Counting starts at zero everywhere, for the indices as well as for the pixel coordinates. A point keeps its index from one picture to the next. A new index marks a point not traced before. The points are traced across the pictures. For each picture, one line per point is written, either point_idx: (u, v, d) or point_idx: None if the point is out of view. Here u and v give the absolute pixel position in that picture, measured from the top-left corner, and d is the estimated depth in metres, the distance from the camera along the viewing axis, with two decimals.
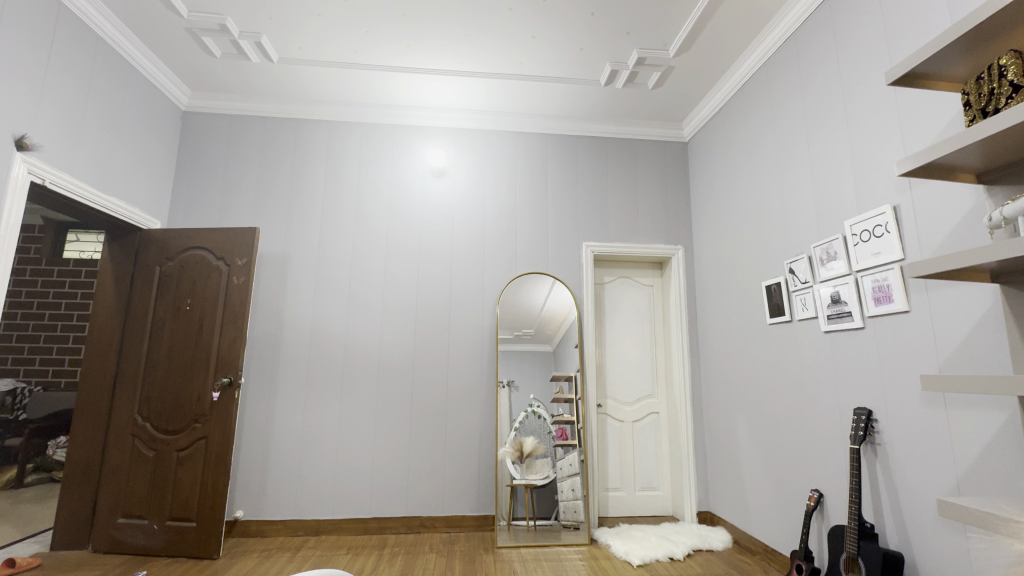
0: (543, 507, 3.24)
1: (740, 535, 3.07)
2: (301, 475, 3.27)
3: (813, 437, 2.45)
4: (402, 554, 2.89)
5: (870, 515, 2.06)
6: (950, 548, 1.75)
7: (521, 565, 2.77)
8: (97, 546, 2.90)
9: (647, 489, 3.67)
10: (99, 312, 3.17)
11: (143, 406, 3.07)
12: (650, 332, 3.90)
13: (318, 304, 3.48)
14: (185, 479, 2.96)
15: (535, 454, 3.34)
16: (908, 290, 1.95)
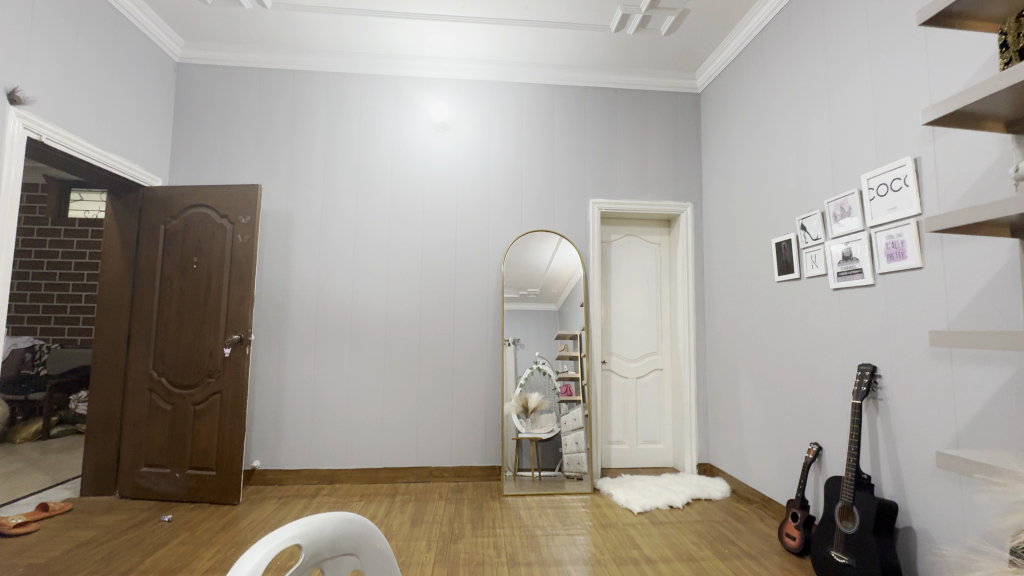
0: (547, 459, 3.35)
1: (739, 485, 3.18)
2: (313, 428, 3.38)
3: (815, 393, 2.48)
4: (413, 501, 3.02)
5: (868, 467, 2.12)
6: (946, 497, 1.79)
7: (526, 512, 2.89)
8: (124, 492, 3.05)
9: (649, 442, 3.77)
10: (108, 270, 3.20)
11: (158, 362, 3.15)
12: (656, 290, 3.89)
13: (324, 262, 3.48)
14: (203, 432, 3.07)
15: (540, 409, 3.43)
16: (923, 246, 1.91)
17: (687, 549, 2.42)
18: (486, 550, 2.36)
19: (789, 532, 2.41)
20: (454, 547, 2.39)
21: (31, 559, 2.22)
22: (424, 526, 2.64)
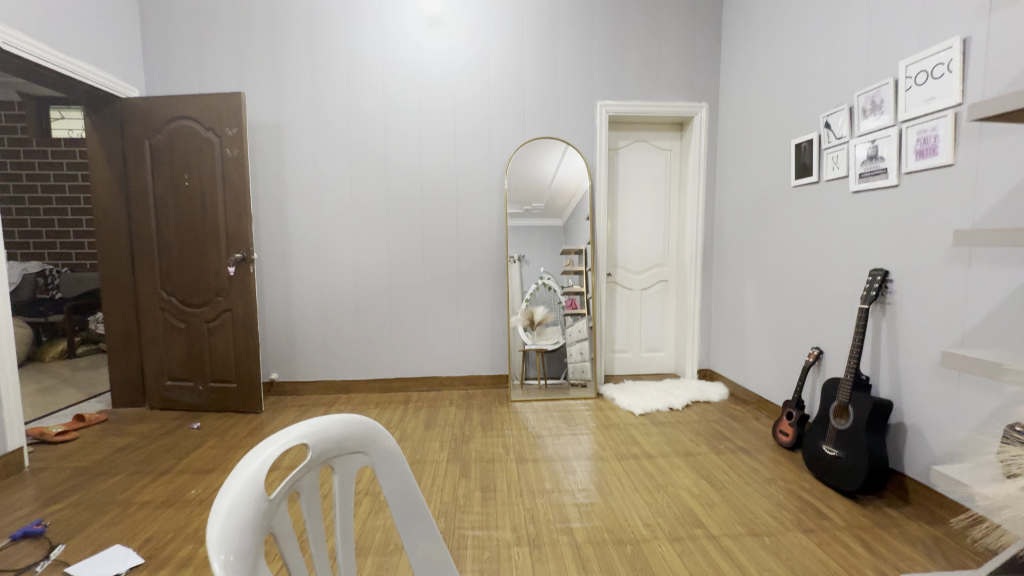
0: (553, 368, 3.47)
1: (737, 388, 3.30)
2: (325, 341, 3.47)
3: (822, 300, 2.47)
4: (425, 408, 3.19)
5: (868, 368, 2.17)
6: (940, 395, 1.84)
7: (533, 415, 3.04)
8: (153, 404, 3.22)
9: (651, 350, 3.87)
10: (99, 190, 3.11)
11: (165, 281, 3.17)
12: (664, 199, 3.76)
13: (320, 177, 3.36)
14: (219, 348, 3.17)
15: (546, 323, 3.50)
16: (958, 140, 1.77)
17: (685, 445, 2.56)
18: (495, 449, 2.52)
19: (783, 429, 2.54)
20: (466, 447, 2.54)
21: (76, 463, 2.40)
22: (437, 429, 2.80)
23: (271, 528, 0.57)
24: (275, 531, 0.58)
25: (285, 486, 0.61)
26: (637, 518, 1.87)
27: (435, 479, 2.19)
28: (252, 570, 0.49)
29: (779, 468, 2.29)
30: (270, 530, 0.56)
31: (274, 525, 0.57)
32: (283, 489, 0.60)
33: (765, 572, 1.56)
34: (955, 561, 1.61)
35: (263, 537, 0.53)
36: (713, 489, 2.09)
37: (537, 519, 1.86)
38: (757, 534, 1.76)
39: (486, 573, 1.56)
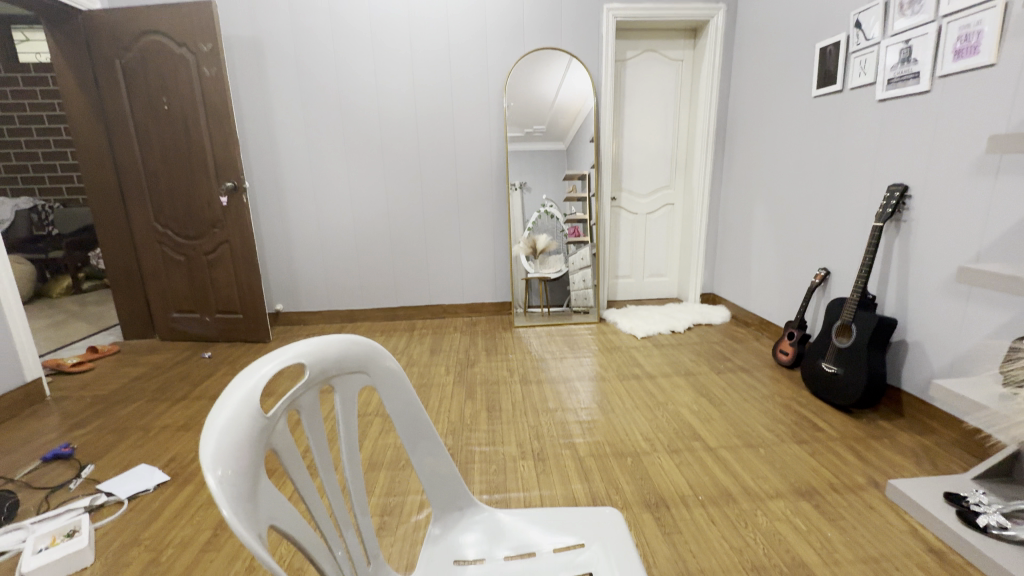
0: (555, 297, 3.48)
1: (739, 311, 3.32)
2: (326, 272, 3.46)
3: (834, 220, 2.39)
4: (430, 334, 3.23)
5: (875, 287, 2.14)
6: (947, 312, 1.82)
7: (536, 340, 3.08)
8: (163, 335, 3.28)
9: (655, 275, 3.85)
10: (76, 117, 2.94)
11: (158, 213, 3.09)
12: (673, 116, 3.54)
13: (307, 99, 3.16)
14: (221, 280, 3.16)
15: (548, 251, 3.45)
16: (1004, 36, 1.60)
17: (686, 365, 2.62)
18: (500, 372, 2.58)
19: (784, 348, 2.58)
20: (471, 371, 2.60)
21: (95, 391, 2.49)
22: (443, 354, 2.85)
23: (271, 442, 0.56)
24: (276, 445, 0.58)
25: (285, 402, 0.61)
26: (637, 432, 1.94)
27: (442, 401, 2.26)
28: (253, 483, 0.49)
29: (777, 385, 2.35)
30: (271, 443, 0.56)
31: (274, 439, 0.57)
32: (282, 406, 0.59)
33: (760, 480, 1.63)
34: (943, 467, 1.67)
35: (262, 453, 0.52)
36: (712, 406, 2.15)
37: (542, 436, 1.94)
38: (752, 445, 1.84)
39: (493, 483, 1.65)
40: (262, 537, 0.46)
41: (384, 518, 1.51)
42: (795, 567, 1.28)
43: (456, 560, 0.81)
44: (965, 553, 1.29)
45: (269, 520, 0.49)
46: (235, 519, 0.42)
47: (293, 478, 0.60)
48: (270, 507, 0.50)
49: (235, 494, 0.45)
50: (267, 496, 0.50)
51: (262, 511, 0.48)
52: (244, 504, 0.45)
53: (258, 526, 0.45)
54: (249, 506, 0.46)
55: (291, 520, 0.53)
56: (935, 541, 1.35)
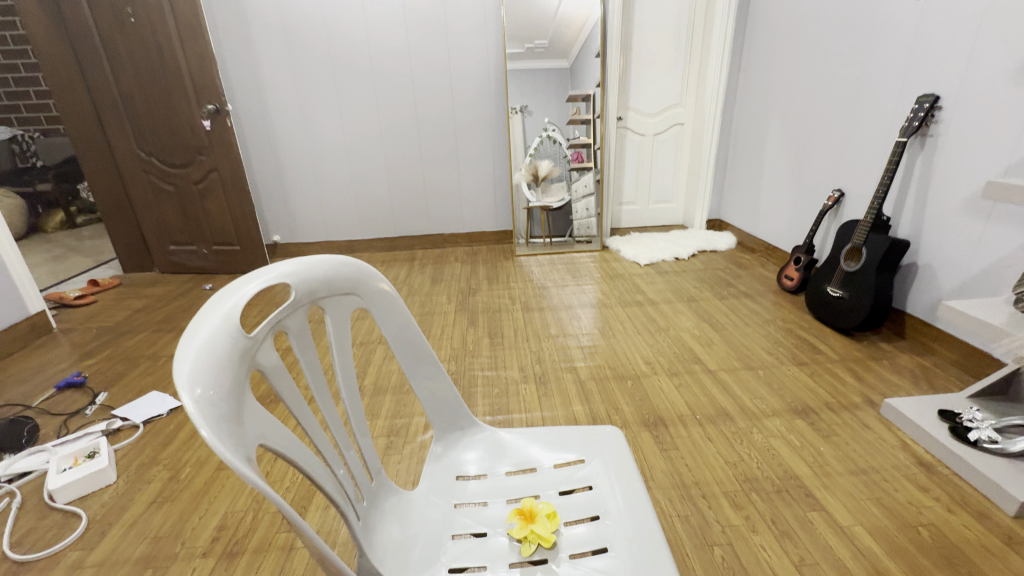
0: (558, 227, 3.39)
1: (745, 237, 3.25)
2: (322, 202, 3.36)
3: (855, 137, 2.24)
4: (431, 264, 3.20)
5: (890, 209, 2.06)
6: (963, 233, 1.76)
7: (538, 268, 3.05)
8: (162, 268, 3.26)
9: (660, 202, 3.73)
10: (36, 33, 2.69)
11: (140, 140, 2.94)
12: (688, 24, 3.23)
13: (286, 8, 2.87)
14: (214, 211, 3.08)
15: (550, 179, 3.32)
16: None
17: (689, 292, 2.60)
18: (501, 300, 2.57)
19: (789, 274, 2.54)
20: (472, 299, 2.60)
21: (101, 323, 2.51)
22: (444, 283, 2.84)
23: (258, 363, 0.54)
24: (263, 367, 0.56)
25: (271, 323, 0.58)
26: (638, 356, 1.96)
27: (444, 328, 2.27)
28: (239, 405, 0.47)
29: (779, 310, 2.34)
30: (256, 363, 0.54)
31: (260, 360, 0.55)
32: (266, 326, 0.56)
33: (757, 400, 1.66)
34: (938, 387, 1.70)
35: (247, 374, 0.50)
36: (713, 330, 2.16)
37: (543, 361, 1.96)
38: (752, 367, 1.86)
39: (496, 405, 1.69)
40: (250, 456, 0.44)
41: (391, 438, 1.56)
42: (787, 478, 1.33)
43: (458, 475, 0.83)
44: (952, 464, 1.34)
45: (257, 442, 0.48)
46: (217, 440, 0.40)
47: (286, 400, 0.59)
48: (258, 428, 0.49)
49: (218, 416, 0.43)
50: (254, 418, 0.49)
51: (249, 433, 0.46)
52: (229, 426, 0.43)
53: (244, 449, 0.44)
54: (234, 428, 0.44)
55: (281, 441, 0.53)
56: (924, 455, 1.40)
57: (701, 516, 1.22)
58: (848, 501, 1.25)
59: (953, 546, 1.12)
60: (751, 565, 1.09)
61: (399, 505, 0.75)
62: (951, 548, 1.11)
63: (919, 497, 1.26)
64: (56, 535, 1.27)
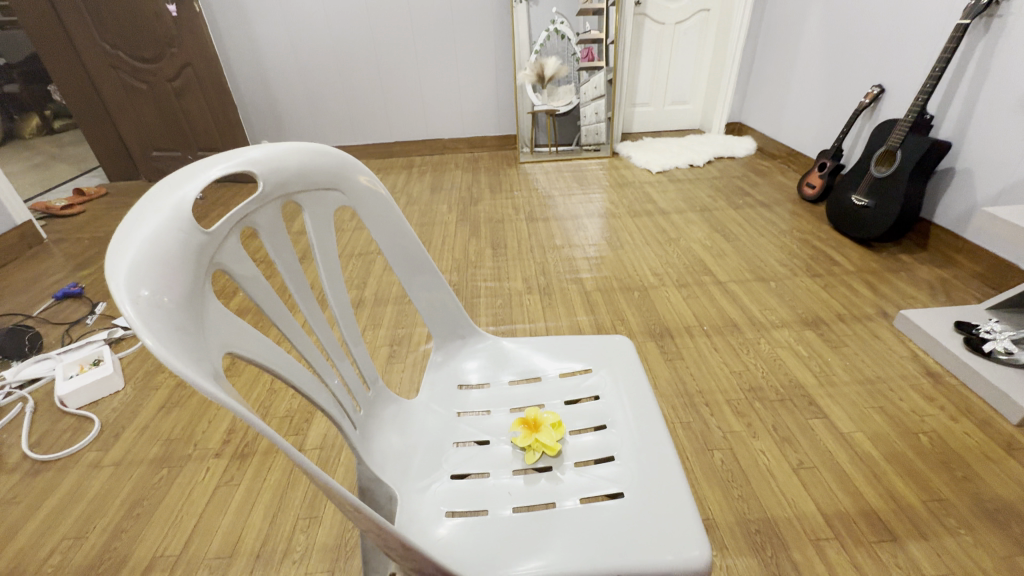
0: (565, 134, 3.17)
1: (766, 142, 3.02)
2: (311, 103, 3.10)
3: (907, 22, 1.96)
4: (430, 172, 3.03)
5: (934, 107, 1.86)
6: (1015, 134, 1.59)
7: (543, 176, 2.89)
8: (149, 177, 3.10)
9: (677, 103, 3.44)
10: None
11: (103, 31, 2.65)
12: None
13: None
14: (194, 113, 2.86)
15: (558, 80, 2.99)
16: None
17: (702, 201, 2.46)
18: (504, 210, 2.45)
19: (811, 182, 2.39)
20: (474, 209, 2.48)
21: (93, 233, 2.44)
22: (444, 192, 2.70)
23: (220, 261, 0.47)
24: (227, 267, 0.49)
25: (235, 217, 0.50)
26: (646, 268, 1.90)
27: (445, 239, 2.19)
28: (197, 312, 0.40)
29: (797, 220, 2.23)
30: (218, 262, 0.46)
31: (222, 258, 0.47)
32: (228, 222, 0.48)
33: (766, 311, 1.62)
34: (955, 299, 1.64)
35: (205, 276, 0.42)
36: (726, 241, 2.07)
37: (548, 272, 1.90)
38: (764, 279, 1.80)
39: (500, 316, 1.66)
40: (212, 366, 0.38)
41: (394, 347, 1.55)
42: (791, 388, 1.32)
43: (459, 384, 0.79)
44: (962, 375, 1.32)
45: (223, 352, 0.41)
46: (165, 350, 0.33)
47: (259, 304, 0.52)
48: (221, 337, 0.42)
49: (166, 320, 0.36)
50: (214, 325, 0.42)
51: (211, 342, 0.40)
52: (184, 335, 0.36)
53: (206, 360, 0.37)
54: (191, 337, 0.37)
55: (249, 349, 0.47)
56: (933, 366, 1.38)
57: (702, 423, 1.23)
58: (851, 409, 1.25)
59: (952, 451, 1.13)
60: (749, 469, 1.11)
61: (398, 414, 0.72)
62: (950, 454, 1.12)
63: (922, 405, 1.26)
64: (72, 438, 1.30)
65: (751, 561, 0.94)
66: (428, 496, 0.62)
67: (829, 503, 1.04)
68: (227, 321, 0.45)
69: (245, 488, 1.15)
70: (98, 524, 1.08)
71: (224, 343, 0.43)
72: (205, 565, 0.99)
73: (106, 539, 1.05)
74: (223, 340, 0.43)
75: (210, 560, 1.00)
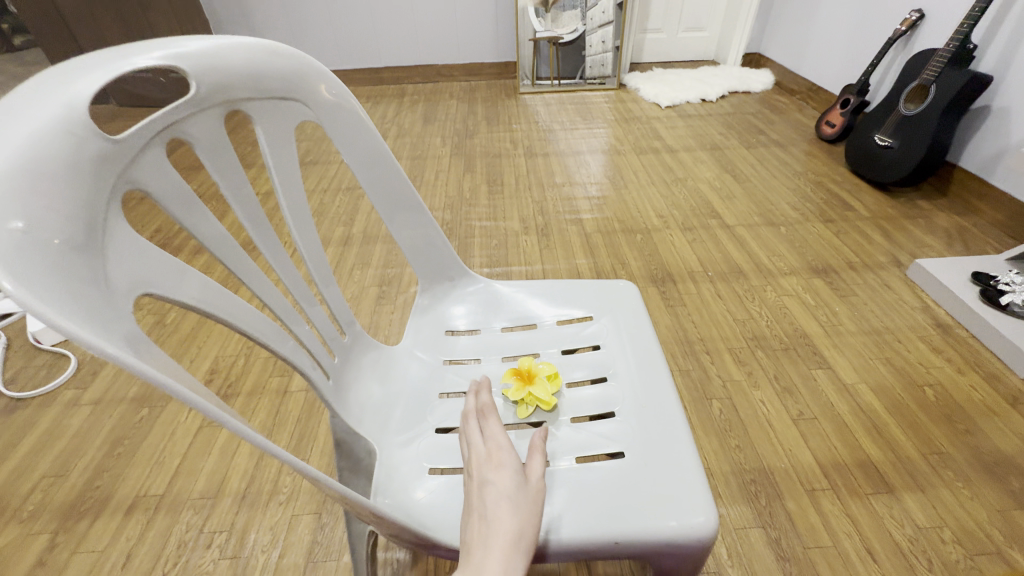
0: (567, 66, 2.90)
1: (784, 76, 2.81)
2: (288, 15, 2.84)
3: None
4: (423, 102, 2.81)
5: (978, 37, 1.68)
6: None
7: (544, 108, 2.69)
8: None
9: (691, 31, 3.15)
10: None
11: None
12: None
13: None
14: (162, 26, 2.60)
15: (563, 3, 2.71)
16: None
17: (713, 139, 2.30)
18: (502, 145, 2.29)
19: (831, 120, 2.23)
20: (469, 142, 2.32)
21: None
22: (438, 124, 2.52)
23: (130, 180, 0.37)
24: (142, 186, 0.39)
25: (153, 127, 0.39)
26: (650, 209, 1.79)
27: (438, 174, 2.05)
28: (89, 248, 0.31)
29: (811, 161, 2.10)
30: (127, 180, 0.37)
31: (134, 176, 0.38)
32: (137, 130, 0.37)
33: (775, 257, 1.55)
34: (972, 248, 1.57)
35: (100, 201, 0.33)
36: (736, 182, 1.95)
37: (546, 211, 1.79)
38: (773, 224, 1.70)
39: (495, 258, 1.58)
40: (114, 316, 0.31)
41: (383, 289, 1.48)
42: (795, 337, 1.27)
43: (447, 330, 0.72)
44: (972, 328, 1.27)
45: (130, 297, 0.33)
46: (35, 299, 0.25)
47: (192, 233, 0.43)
48: (126, 279, 0.34)
49: (47, 259, 0.27)
50: (118, 263, 0.34)
51: (112, 285, 0.32)
52: (66, 279, 0.28)
53: (101, 309, 0.29)
54: (77, 280, 0.28)
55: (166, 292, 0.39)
56: (944, 317, 1.33)
57: (703, 371, 1.19)
58: (856, 359, 1.21)
59: (955, 403, 1.10)
60: (748, 418, 1.08)
61: (379, 361, 0.65)
62: (952, 406, 1.10)
63: (929, 357, 1.22)
64: (48, 375, 1.25)
65: (744, 510, 0.93)
66: (410, 452, 0.57)
67: (828, 454, 1.01)
68: (135, 255, 0.36)
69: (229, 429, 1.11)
70: (78, 462, 1.05)
71: (133, 286, 0.35)
72: (190, 505, 0.97)
73: (88, 477, 1.02)
74: (129, 281, 0.34)
75: (194, 500, 0.98)
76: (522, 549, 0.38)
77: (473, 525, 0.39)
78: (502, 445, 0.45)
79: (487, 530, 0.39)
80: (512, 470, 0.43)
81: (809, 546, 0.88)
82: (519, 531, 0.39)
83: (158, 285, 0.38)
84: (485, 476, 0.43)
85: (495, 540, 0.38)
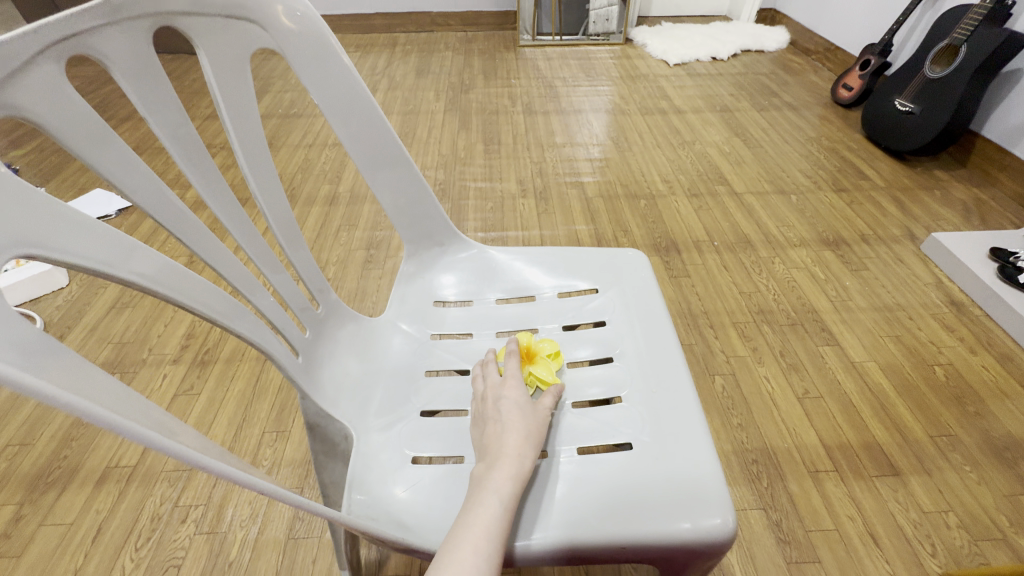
0: (570, 22, 2.74)
1: (801, 35, 2.64)
2: None
3: None
4: (416, 53, 2.63)
5: None
6: None
7: (545, 63, 2.53)
8: None
9: None
10: None
11: None
12: None
13: None
14: None
15: None
16: None
17: (723, 101, 2.18)
18: (500, 101, 2.15)
19: (848, 83, 2.11)
20: (465, 97, 2.18)
21: None
22: (432, 77, 2.36)
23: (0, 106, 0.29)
24: (22, 113, 0.31)
25: (40, 38, 0.31)
26: (655, 174, 1.69)
27: (432, 131, 1.93)
28: None
29: (826, 126, 1.99)
30: None
31: (5, 99, 0.29)
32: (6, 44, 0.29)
33: (784, 227, 1.47)
34: (990, 223, 1.50)
35: None
36: (745, 147, 1.85)
37: (545, 173, 1.69)
38: (784, 192, 1.61)
39: (490, 222, 1.49)
40: None
41: (370, 252, 1.39)
42: (803, 312, 1.22)
43: (435, 301, 0.65)
44: (987, 307, 1.22)
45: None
46: None
47: (113, 182, 0.35)
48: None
49: None
50: None
51: None
52: None
53: None
54: None
55: (69, 258, 0.31)
56: (957, 294, 1.27)
57: (706, 346, 1.14)
58: (866, 337, 1.16)
59: (967, 384, 1.06)
60: (752, 396, 1.04)
61: (359, 335, 0.58)
62: (964, 388, 1.05)
63: (941, 335, 1.17)
64: None
65: (745, 491, 0.89)
66: (392, 437, 0.51)
67: (833, 435, 0.97)
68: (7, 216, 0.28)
69: (206, 397, 1.05)
70: (45, 431, 0.99)
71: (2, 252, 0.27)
72: (164, 478, 0.92)
73: (55, 446, 0.97)
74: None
75: (168, 472, 0.93)
76: (534, 440, 0.45)
77: (490, 428, 0.46)
78: (514, 372, 0.51)
79: (502, 429, 0.45)
80: (522, 388, 0.49)
81: (810, 529, 0.85)
82: (530, 429, 0.46)
83: (57, 250, 0.31)
84: (498, 394, 0.49)
85: (509, 435, 0.44)
